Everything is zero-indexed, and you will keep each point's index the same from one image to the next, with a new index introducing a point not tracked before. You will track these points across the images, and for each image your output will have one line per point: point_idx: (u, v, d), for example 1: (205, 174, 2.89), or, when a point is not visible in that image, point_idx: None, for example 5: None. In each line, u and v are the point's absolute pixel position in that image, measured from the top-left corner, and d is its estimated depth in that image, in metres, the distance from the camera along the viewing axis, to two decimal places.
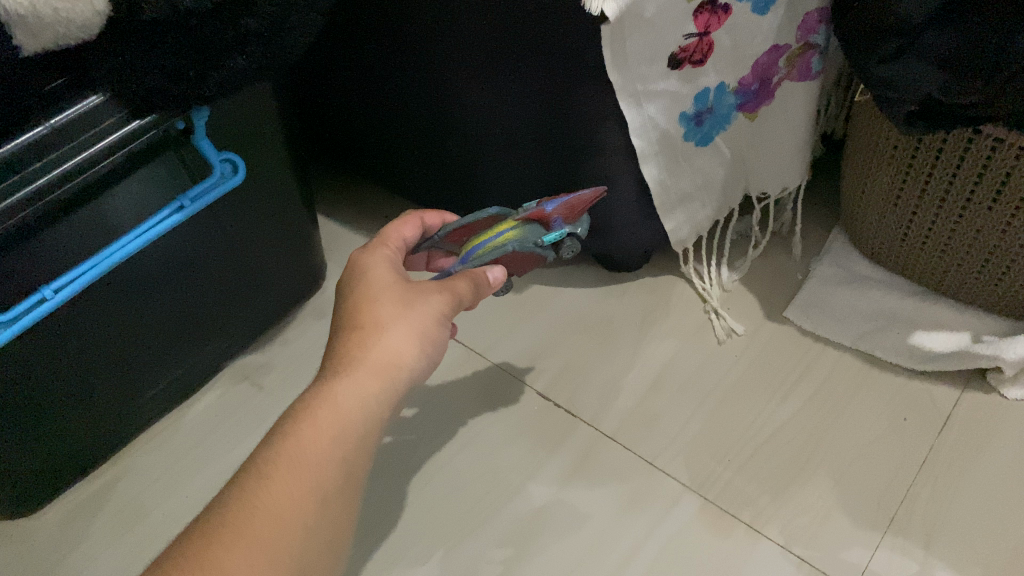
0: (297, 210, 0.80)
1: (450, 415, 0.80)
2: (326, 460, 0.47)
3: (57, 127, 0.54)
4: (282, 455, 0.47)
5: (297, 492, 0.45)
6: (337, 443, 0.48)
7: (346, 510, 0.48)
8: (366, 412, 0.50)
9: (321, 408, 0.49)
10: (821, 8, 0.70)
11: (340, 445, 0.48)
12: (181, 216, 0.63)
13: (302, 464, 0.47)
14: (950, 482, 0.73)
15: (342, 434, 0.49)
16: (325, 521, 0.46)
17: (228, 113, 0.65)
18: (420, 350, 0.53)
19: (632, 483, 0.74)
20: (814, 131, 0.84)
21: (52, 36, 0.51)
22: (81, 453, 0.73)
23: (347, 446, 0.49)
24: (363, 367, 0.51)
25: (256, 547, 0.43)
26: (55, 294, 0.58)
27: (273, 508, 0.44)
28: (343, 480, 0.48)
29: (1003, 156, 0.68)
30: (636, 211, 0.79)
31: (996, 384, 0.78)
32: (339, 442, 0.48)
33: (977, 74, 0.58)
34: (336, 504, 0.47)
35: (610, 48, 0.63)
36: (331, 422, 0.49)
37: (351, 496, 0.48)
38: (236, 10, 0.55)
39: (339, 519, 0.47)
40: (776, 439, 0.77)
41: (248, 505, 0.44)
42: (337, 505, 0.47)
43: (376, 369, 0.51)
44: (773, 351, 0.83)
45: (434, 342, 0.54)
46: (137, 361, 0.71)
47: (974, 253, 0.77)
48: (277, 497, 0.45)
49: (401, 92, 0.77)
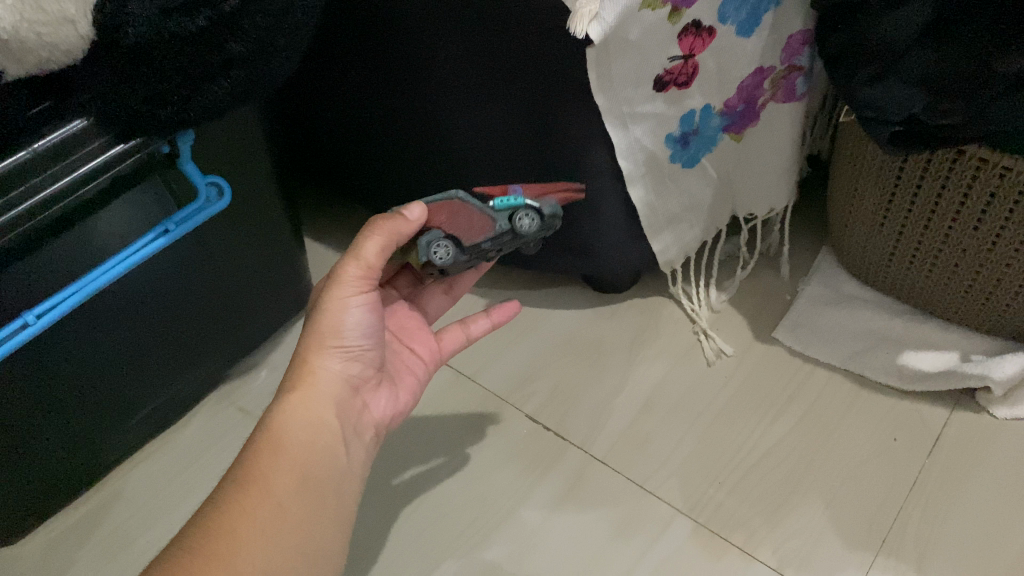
0: (283, 233, 0.79)
1: (440, 438, 0.79)
2: (277, 474, 0.50)
3: (40, 151, 0.53)
4: (236, 478, 0.49)
5: (255, 507, 0.48)
6: (281, 455, 0.51)
7: (310, 513, 0.50)
8: (300, 422, 0.52)
9: (260, 436, 0.51)
10: (804, 30, 0.70)
11: (287, 458, 0.51)
12: (165, 240, 0.62)
13: (255, 483, 0.49)
14: (943, 504, 0.72)
15: (284, 447, 0.51)
16: (291, 526, 0.49)
17: (214, 136, 0.65)
18: (332, 346, 0.55)
19: (624, 507, 0.74)
20: (801, 152, 0.84)
21: (36, 60, 0.52)
22: (64, 481, 0.72)
23: (292, 456, 0.51)
24: (288, 387, 0.54)
25: (224, 564, 0.45)
26: (38, 319, 0.57)
27: (230, 526, 0.46)
28: (300, 486, 0.50)
29: (987, 176, 0.68)
30: (624, 232, 0.79)
31: (986, 404, 0.78)
32: (286, 456, 0.51)
33: (959, 95, 0.59)
34: (295, 509, 0.49)
35: (596, 71, 0.63)
36: (270, 441, 0.51)
37: (311, 500, 0.51)
38: (221, 34, 0.55)
39: (309, 521, 0.50)
40: (767, 461, 0.76)
41: (211, 526, 0.46)
42: (301, 510, 0.50)
43: (299, 383, 0.54)
44: (762, 372, 0.83)
45: (353, 332, 0.55)
46: (121, 386, 0.70)
47: (961, 272, 0.77)
48: (234, 514, 0.47)
49: (389, 116, 0.77)
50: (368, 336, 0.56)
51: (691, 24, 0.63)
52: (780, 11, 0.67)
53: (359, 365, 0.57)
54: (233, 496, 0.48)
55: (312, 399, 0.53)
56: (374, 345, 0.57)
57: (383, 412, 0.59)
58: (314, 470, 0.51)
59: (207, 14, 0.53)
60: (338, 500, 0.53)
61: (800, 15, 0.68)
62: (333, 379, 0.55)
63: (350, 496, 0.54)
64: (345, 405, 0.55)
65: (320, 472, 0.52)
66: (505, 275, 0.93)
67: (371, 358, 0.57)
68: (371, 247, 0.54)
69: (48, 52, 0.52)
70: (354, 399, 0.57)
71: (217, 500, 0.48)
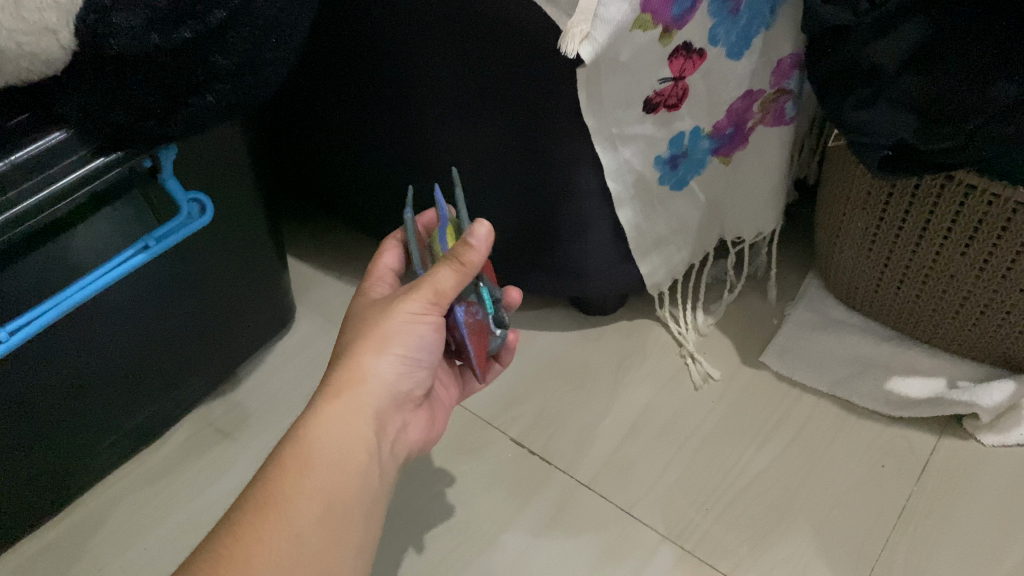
0: (266, 251, 0.78)
1: (422, 461, 0.78)
2: (300, 498, 0.48)
3: (17, 162, 0.52)
4: (253, 499, 0.47)
5: (270, 535, 0.46)
6: (307, 478, 0.48)
7: (333, 541, 0.48)
8: (339, 444, 0.50)
9: (290, 448, 0.49)
10: (795, 54, 0.70)
11: (314, 481, 0.48)
12: (145, 255, 0.60)
13: (275, 507, 0.47)
14: (930, 532, 0.72)
15: (313, 468, 0.49)
16: (307, 557, 0.47)
17: (197, 151, 0.64)
18: (393, 356, 0.53)
19: (610, 533, 0.72)
20: (789, 176, 0.84)
21: (16, 70, 0.51)
22: (32, 505, 0.69)
23: (321, 479, 0.49)
24: (335, 392, 0.52)
25: None
26: (11, 335, 0.55)
27: (242, 555, 0.45)
28: (323, 514, 0.48)
29: (977, 203, 0.68)
30: (611, 254, 0.78)
31: (973, 431, 0.78)
32: (313, 478, 0.48)
33: (949, 121, 0.59)
34: (316, 539, 0.47)
35: (586, 91, 0.62)
36: (300, 461, 0.48)
37: (336, 529, 0.49)
38: (208, 48, 0.54)
39: (327, 550, 0.48)
40: (755, 487, 0.75)
41: (220, 561, 0.44)
42: (320, 539, 0.48)
43: (351, 392, 0.52)
44: (750, 396, 0.82)
45: (414, 346, 0.54)
46: (95, 407, 0.68)
47: (949, 297, 0.77)
48: (246, 542, 0.45)
49: (376, 136, 0.76)
50: (428, 353, 0.55)
51: (683, 46, 0.63)
52: (769, 34, 0.68)
53: (411, 383, 0.55)
54: (249, 520, 0.46)
55: (359, 415, 0.51)
56: (429, 362, 0.56)
57: (415, 434, 0.58)
58: (345, 495, 0.50)
59: (193, 27, 0.52)
60: (363, 525, 0.51)
61: (790, 40, 0.69)
62: (383, 394, 0.53)
63: (374, 522, 0.52)
64: (385, 417, 0.54)
65: (350, 497, 0.50)
66: None
67: (421, 379, 0.56)
68: (450, 280, 0.51)
69: (28, 62, 0.51)
70: (394, 417, 0.55)
71: (229, 525, 0.46)
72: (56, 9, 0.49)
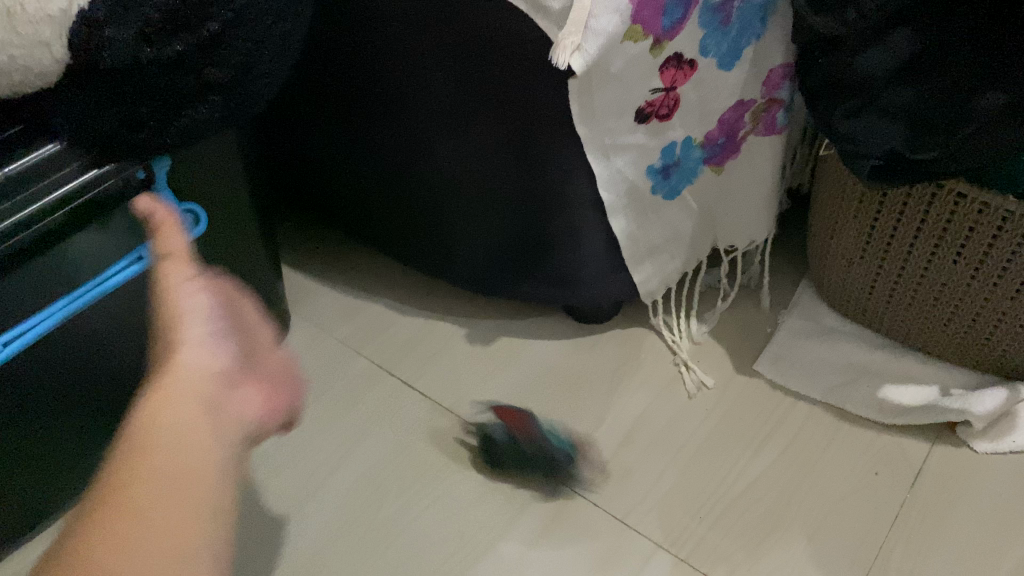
0: (261, 261, 0.78)
1: (416, 469, 0.78)
2: (136, 496, 0.33)
3: (11, 174, 0.53)
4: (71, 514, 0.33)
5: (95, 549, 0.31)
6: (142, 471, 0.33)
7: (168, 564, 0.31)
8: (184, 421, 0.36)
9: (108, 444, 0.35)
10: (786, 65, 0.70)
11: (151, 468, 0.34)
12: (139, 267, 0.62)
13: (94, 514, 0.32)
14: (924, 539, 0.72)
15: (145, 451, 0.34)
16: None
17: (190, 161, 0.64)
18: (186, 336, 0.38)
19: (604, 541, 0.72)
20: (781, 185, 0.85)
21: (10, 82, 0.51)
22: (26, 515, 0.69)
23: (158, 468, 0.34)
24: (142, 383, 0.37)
25: None
26: (6, 345, 0.56)
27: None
28: (133, 529, 0.32)
29: (966, 211, 0.69)
30: (604, 263, 0.79)
31: (966, 438, 0.78)
32: (151, 465, 0.34)
33: (937, 132, 0.60)
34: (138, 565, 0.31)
35: (578, 101, 0.63)
36: (133, 444, 0.34)
37: (184, 548, 0.32)
38: (200, 61, 0.54)
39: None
40: (748, 495, 0.75)
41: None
42: (154, 560, 0.31)
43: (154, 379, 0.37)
44: (744, 404, 0.83)
45: (204, 318, 0.39)
46: (88, 417, 0.69)
47: (941, 305, 0.77)
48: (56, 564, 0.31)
49: (370, 147, 0.77)
50: (224, 323, 0.40)
51: (674, 57, 0.64)
52: (759, 44, 0.68)
53: (232, 358, 0.40)
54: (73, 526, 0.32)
55: (173, 400, 0.36)
56: (237, 334, 0.40)
57: (274, 422, 0.41)
58: (182, 494, 0.33)
59: (185, 41, 0.52)
60: (209, 549, 0.33)
61: (781, 50, 0.69)
62: (192, 373, 0.37)
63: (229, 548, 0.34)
64: (214, 406, 0.37)
65: (183, 505, 0.33)
66: (483, 305, 0.93)
67: (242, 356, 0.40)
68: (177, 242, 0.41)
69: (22, 75, 0.51)
70: (228, 404, 0.38)
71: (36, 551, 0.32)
72: (49, 23, 0.50)
